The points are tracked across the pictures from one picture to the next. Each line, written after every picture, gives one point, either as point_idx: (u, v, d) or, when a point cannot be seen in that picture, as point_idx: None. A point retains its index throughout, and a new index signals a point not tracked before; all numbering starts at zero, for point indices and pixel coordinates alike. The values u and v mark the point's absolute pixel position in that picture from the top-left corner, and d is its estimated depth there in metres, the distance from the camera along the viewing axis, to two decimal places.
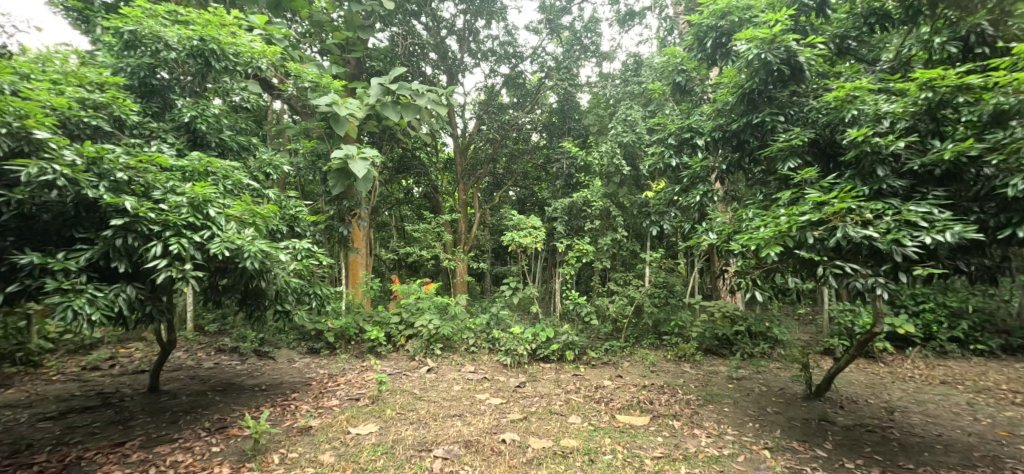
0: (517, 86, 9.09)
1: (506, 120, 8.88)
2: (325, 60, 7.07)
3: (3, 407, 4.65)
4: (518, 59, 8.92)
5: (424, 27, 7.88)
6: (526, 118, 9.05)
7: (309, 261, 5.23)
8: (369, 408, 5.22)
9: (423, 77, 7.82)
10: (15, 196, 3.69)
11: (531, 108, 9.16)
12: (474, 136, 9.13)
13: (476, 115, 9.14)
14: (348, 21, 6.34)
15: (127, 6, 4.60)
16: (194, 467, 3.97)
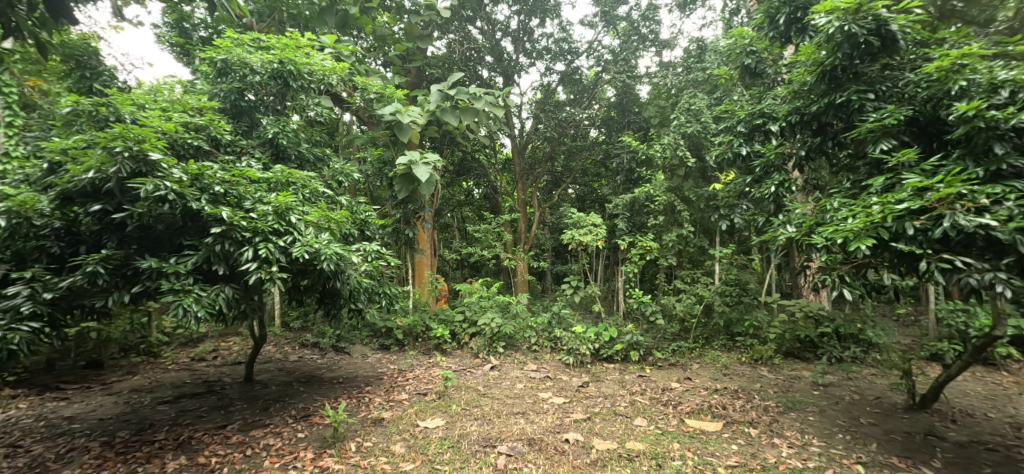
0: (574, 83, 9.07)
1: (562, 118, 9.00)
2: (387, 71, 7.47)
3: (134, 392, 5.42)
4: (573, 56, 8.88)
5: (480, 31, 8.04)
6: (583, 114, 9.00)
7: (379, 262, 5.57)
8: (435, 403, 5.45)
9: (480, 80, 8.00)
10: (136, 210, 4.27)
11: (588, 104, 9.11)
12: (532, 135, 9.22)
13: (532, 115, 9.25)
14: (408, 32, 6.63)
15: (219, 38, 5.21)
16: (283, 450, 4.39)
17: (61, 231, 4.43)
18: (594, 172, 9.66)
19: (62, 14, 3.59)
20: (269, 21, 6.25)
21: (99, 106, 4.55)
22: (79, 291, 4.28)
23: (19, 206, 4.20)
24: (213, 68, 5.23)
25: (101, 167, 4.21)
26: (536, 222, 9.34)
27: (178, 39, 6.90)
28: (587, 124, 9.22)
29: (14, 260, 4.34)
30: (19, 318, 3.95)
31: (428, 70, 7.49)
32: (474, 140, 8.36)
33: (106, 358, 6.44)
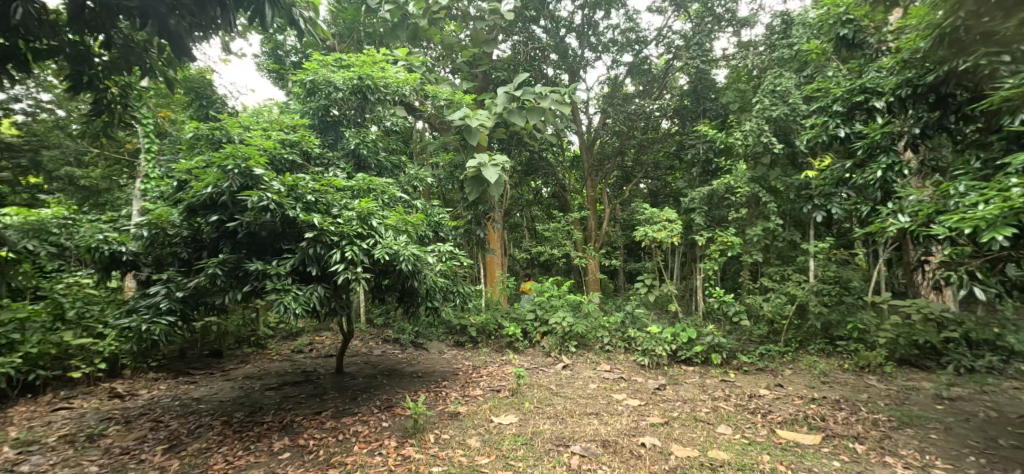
0: (642, 73, 8.92)
1: (631, 111, 8.64)
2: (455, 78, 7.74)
3: (248, 379, 6.16)
4: (642, 45, 8.55)
5: (544, 30, 8.01)
6: (653, 105, 8.60)
7: (452, 262, 5.82)
8: (509, 400, 5.57)
9: (546, 79, 7.98)
10: (245, 218, 4.75)
11: (659, 94, 8.77)
12: (599, 130, 9.13)
13: (600, 110, 9.15)
14: (474, 38, 6.69)
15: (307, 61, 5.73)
16: (369, 437, 4.76)
17: (188, 239, 5.07)
18: (667, 164, 9.28)
19: (184, 54, 4.24)
20: (349, 40, 7.46)
21: (214, 130, 5.19)
22: (202, 290, 4.87)
23: (156, 219, 4.91)
24: (303, 88, 5.83)
25: (218, 182, 4.71)
26: (607, 219, 9.37)
27: (274, 65, 7.86)
28: (658, 115, 8.77)
29: (154, 264, 5.09)
30: (158, 312, 4.66)
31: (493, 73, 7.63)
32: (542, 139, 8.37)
33: (226, 347, 7.39)
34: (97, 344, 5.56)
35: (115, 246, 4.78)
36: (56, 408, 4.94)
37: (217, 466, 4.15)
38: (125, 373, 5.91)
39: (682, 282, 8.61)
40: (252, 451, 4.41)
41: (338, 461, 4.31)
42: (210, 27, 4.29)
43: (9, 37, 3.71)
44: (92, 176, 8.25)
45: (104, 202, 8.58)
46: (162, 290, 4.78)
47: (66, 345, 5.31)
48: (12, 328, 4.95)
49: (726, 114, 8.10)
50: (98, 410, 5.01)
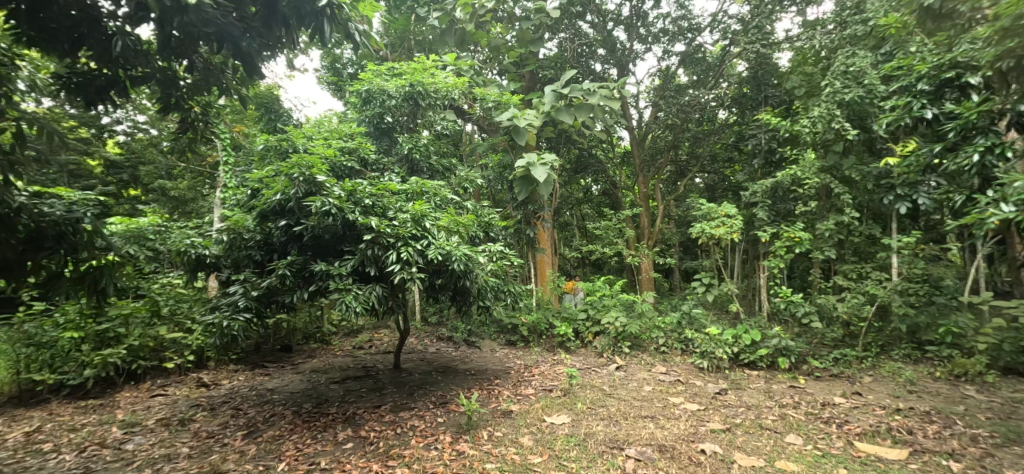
0: (697, 62, 8.42)
1: (686, 102, 8.18)
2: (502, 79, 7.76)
3: (315, 372, 6.59)
4: (696, 33, 8.16)
5: (591, 25, 7.83)
6: (708, 96, 8.15)
7: (503, 261, 5.90)
8: (561, 400, 5.55)
9: (593, 75, 7.85)
10: (309, 223, 4.95)
11: (715, 83, 8.20)
12: (651, 124, 8.85)
13: (652, 103, 8.89)
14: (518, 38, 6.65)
15: (362, 72, 6.14)
16: (426, 431, 4.93)
17: (261, 242, 5.39)
18: (726, 157, 9.03)
19: (254, 72, 4.61)
20: (400, 50, 7.91)
21: (282, 141, 5.58)
22: (274, 289, 5.15)
23: (234, 225, 5.32)
24: (360, 98, 6.21)
25: (285, 190, 5.04)
26: (660, 216, 9.11)
27: (333, 77, 8.41)
28: (714, 105, 8.36)
29: (232, 265, 5.43)
30: (236, 309, 4.97)
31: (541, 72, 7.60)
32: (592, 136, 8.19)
33: (295, 342, 7.94)
34: (186, 338, 6.18)
35: (200, 249, 5.25)
36: (154, 394, 5.57)
37: (288, 453, 4.47)
38: (209, 364, 6.54)
39: (744, 281, 8.16)
40: (319, 440, 4.71)
41: (396, 453, 4.49)
42: (277, 47, 4.75)
43: (110, 66, 4.25)
44: (180, 188, 9.15)
45: (192, 210, 9.48)
46: (240, 289, 5.10)
47: (161, 338, 6.00)
48: (117, 323, 5.64)
49: (791, 100, 7.46)
50: (187, 397, 5.57)
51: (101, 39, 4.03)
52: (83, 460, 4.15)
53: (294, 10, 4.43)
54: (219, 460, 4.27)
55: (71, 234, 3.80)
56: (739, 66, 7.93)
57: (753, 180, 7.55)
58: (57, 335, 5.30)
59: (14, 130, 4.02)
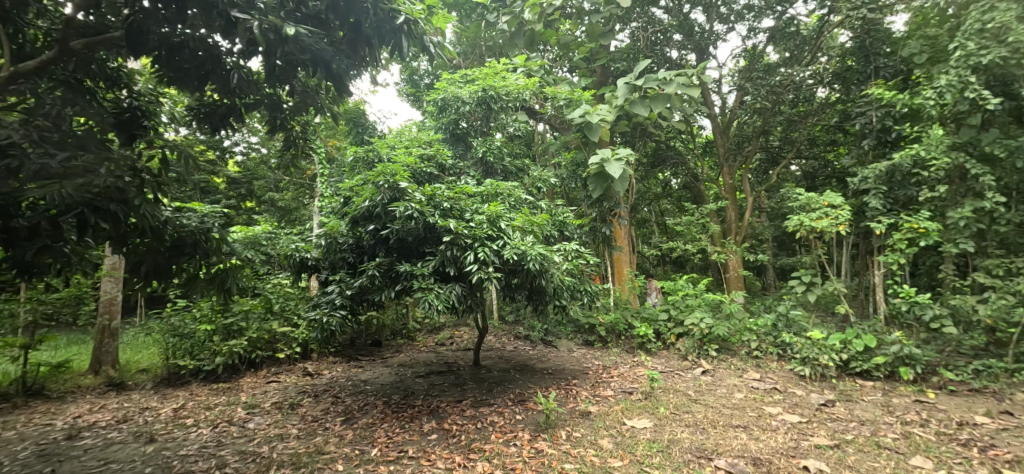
0: (789, 37, 7.84)
1: (776, 83, 7.47)
2: (573, 76, 7.75)
3: (402, 366, 7.05)
4: (786, 5, 7.55)
5: (665, 9, 7.47)
6: (806, 73, 7.37)
7: (579, 261, 5.90)
8: (642, 403, 5.39)
9: (670, 63, 7.50)
10: (393, 227, 5.25)
11: (812, 58, 7.50)
12: (736, 109, 8.11)
13: (737, 87, 8.25)
14: (589, 33, 6.51)
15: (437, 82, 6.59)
16: (505, 428, 5.04)
17: (353, 246, 5.80)
18: (828, 140, 8.23)
19: (344, 91, 5.06)
20: (472, 57, 8.77)
21: (369, 152, 6.04)
22: (364, 288, 5.44)
23: (330, 231, 5.77)
24: (437, 106, 6.66)
25: (373, 197, 5.35)
26: (749, 209, 8.48)
27: (412, 90, 9.24)
28: (813, 83, 7.49)
29: (330, 267, 5.85)
30: (333, 307, 5.34)
31: (613, 65, 7.44)
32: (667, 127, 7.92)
33: (384, 338, 8.52)
34: (294, 332, 6.94)
35: (301, 253, 5.74)
36: (269, 380, 6.34)
37: (380, 439, 4.83)
38: (313, 357, 7.29)
39: (852, 280, 7.30)
40: (407, 430, 5.02)
41: (477, 447, 4.64)
42: (362, 66, 5.20)
43: (229, 96, 4.94)
44: (286, 199, 10.25)
45: (296, 218, 10.59)
46: (336, 288, 5.45)
47: (274, 332, 6.82)
48: (240, 318, 6.52)
49: (906, 70, 6.59)
50: (295, 384, 6.26)
51: (221, 74, 4.73)
52: (216, 434, 4.83)
53: (376, 30, 4.86)
54: (321, 442, 4.72)
55: (204, 241, 4.51)
56: (842, 36, 7.44)
57: (863, 164, 6.65)
58: (195, 327, 6.27)
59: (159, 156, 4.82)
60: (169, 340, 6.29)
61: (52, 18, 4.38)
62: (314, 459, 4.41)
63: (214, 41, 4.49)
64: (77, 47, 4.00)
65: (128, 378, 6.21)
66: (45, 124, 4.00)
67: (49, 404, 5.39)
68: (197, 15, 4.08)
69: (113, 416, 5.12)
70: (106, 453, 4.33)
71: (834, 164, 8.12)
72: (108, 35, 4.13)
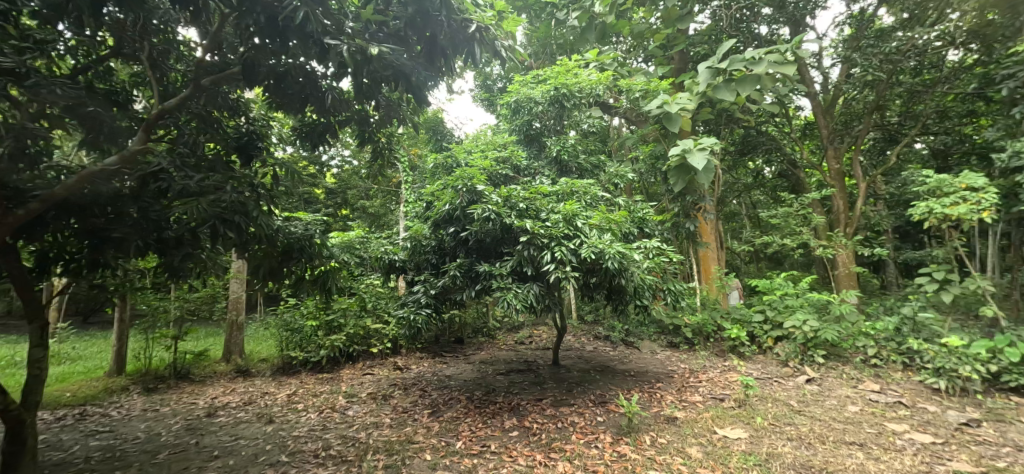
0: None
1: (893, 50, 6.64)
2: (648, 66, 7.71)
3: (483, 363, 7.32)
4: None
5: None
6: (928, 37, 6.46)
7: (661, 258, 5.75)
8: (736, 412, 5.02)
9: (760, 40, 7.23)
10: (472, 228, 5.42)
11: (937, 17, 6.49)
12: (843, 85, 7.39)
13: (842, 59, 7.34)
14: (665, 19, 5.80)
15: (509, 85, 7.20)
16: (586, 429, 4.97)
17: (436, 248, 6.06)
18: (965, 110, 7.15)
19: (423, 101, 5.29)
20: (545, 56, 9.25)
21: (447, 158, 6.34)
22: (447, 288, 5.67)
23: (415, 234, 6.10)
24: (510, 109, 7.24)
25: (452, 200, 5.57)
26: (862, 196, 7.65)
27: (485, 94, 10.26)
28: (940, 46, 6.55)
29: (416, 267, 6.17)
30: (420, 306, 5.62)
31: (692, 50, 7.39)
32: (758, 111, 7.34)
33: (466, 336, 8.83)
34: (385, 328, 7.53)
35: (389, 255, 6.15)
36: (366, 372, 6.91)
37: (464, 433, 5.03)
38: (405, 352, 7.84)
39: (1003, 276, 6.15)
40: (489, 425, 5.17)
41: (558, 447, 4.64)
42: (439, 76, 5.39)
43: (324, 115, 5.46)
44: (375, 205, 11.19)
45: (385, 223, 11.49)
46: (421, 288, 5.75)
47: (368, 328, 7.45)
48: (338, 315, 7.27)
49: None
50: (387, 377, 6.78)
51: (317, 94, 5.19)
52: (322, 419, 5.38)
53: (450, 40, 5.05)
54: (411, 432, 5.04)
55: (309, 246, 5.03)
56: None
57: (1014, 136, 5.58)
58: (303, 323, 7.08)
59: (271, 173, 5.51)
60: (282, 334, 7.15)
61: (187, 60, 5.16)
62: (405, 447, 4.73)
63: (311, 68, 4.98)
64: (205, 84, 4.64)
65: (252, 365, 7.16)
66: (185, 151, 4.76)
67: (194, 386, 6.44)
68: (297, 46, 4.55)
69: (241, 399, 5.96)
70: (236, 430, 5.04)
71: (971, 140, 7.07)
72: (227, 71, 4.77)
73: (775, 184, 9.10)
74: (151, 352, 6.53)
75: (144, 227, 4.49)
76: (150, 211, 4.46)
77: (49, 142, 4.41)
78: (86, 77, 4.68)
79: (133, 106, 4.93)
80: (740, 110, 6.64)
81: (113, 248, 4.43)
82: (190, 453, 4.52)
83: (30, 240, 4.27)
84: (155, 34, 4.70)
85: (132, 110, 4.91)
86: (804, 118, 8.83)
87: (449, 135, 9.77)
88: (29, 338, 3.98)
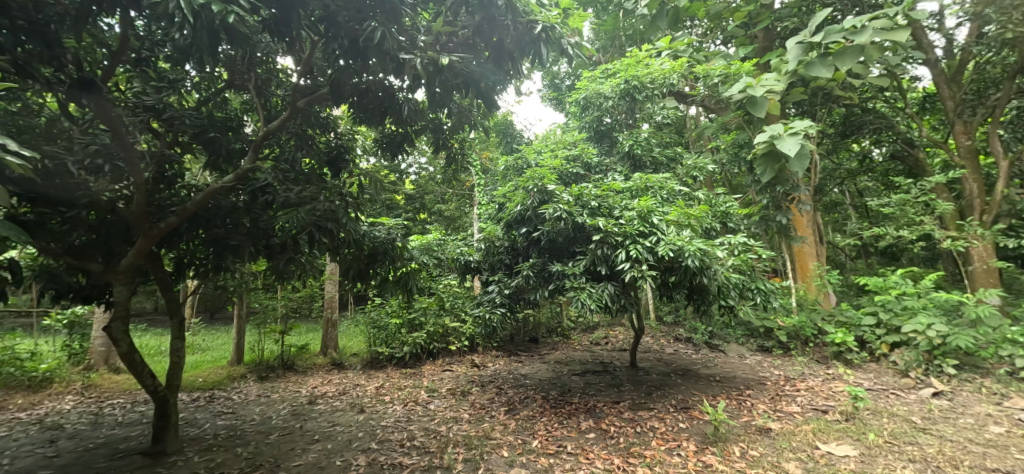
0: None
1: None
2: (729, 48, 7.45)
3: (558, 363, 7.39)
4: None
5: None
6: None
7: (748, 255, 5.39)
8: (843, 426, 4.48)
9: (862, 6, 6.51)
10: (544, 228, 5.43)
11: None
12: (974, 48, 6.38)
13: (972, 17, 6.33)
14: None
15: (579, 81, 7.61)
16: (667, 435, 4.75)
17: (509, 248, 6.16)
18: None
19: (493, 106, 5.39)
20: (613, 49, 9.10)
21: (518, 159, 6.56)
22: (522, 288, 5.75)
23: (489, 235, 6.29)
24: (579, 106, 7.68)
25: (524, 201, 5.64)
26: (1003, 178, 6.63)
27: (553, 93, 10.46)
28: None
29: (490, 268, 6.31)
30: (495, 305, 5.76)
31: (780, 26, 6.87)
32: (861, 85, 6.62)
33: (540, 335, 8.93)
34: (462, 327, 7.92)
35: (464, 256, 6.37)
36: (446, 369, 7.26)
37: (541, 432, 5.05)
38: (486, 349, 8.17)
39: None
40: (565, 426, 5.14)
41: (637, 452, 4.48)
42: (508, 80, 5.44)
43: (402, 126, 5.82)
44: (450, 209, 11.88)
45: (460, 225, 12.10)
46: (496, 288, 5.88)
47: (447, 326, 7.88)
48: (420, 313, 7.76)
49: None
50: (465, 374, 7.05)
51: (395, 107, 5.51)
52: (407, 411, 5.74)
53: (517, 44, 5.03)
54: (489, 428, 5.18)
55: (392, 249, 5.41)
56: None
57: None
58: (388, 320, 7.61)
59: (357, 183, 6.07)
60: (371, 331, 7.69)
61: (285, 85, 5.75)
62: (483, 442, 4.86)
63: (389, 82, 5.28)
64: (300, 106, 5.14)
65: (345, 359, 7.82)
66: (287, 167, 5.35)
67: (296, 375, 7.22)
68: (376, 64, 4.82)
69: (336, 389, 6.58)
70: (334, 417, 5.57)
71: None
72: (317, 92, 5.21)
73: (888, 168, 8.03)
74: (263, 344, 7.44)
75: (255, 235, 5.12)
76: (260, 221, 5.08)
77: (181, 165, 5.18)
78: (207, 107, 5.41)
79: (244, 129, 5.61)
80: (836, 87, 6.00)
81: (231, 254, 5.11)
82: (295, 435, 5.08)
83: (170, 248, 5.05)
84: (259, 65, 5.34)
85: (243, 133, 5.60)
86: (920, 89, 7.73)
87: (518, 136, 10.07)
88: (171, 331, 4.68)
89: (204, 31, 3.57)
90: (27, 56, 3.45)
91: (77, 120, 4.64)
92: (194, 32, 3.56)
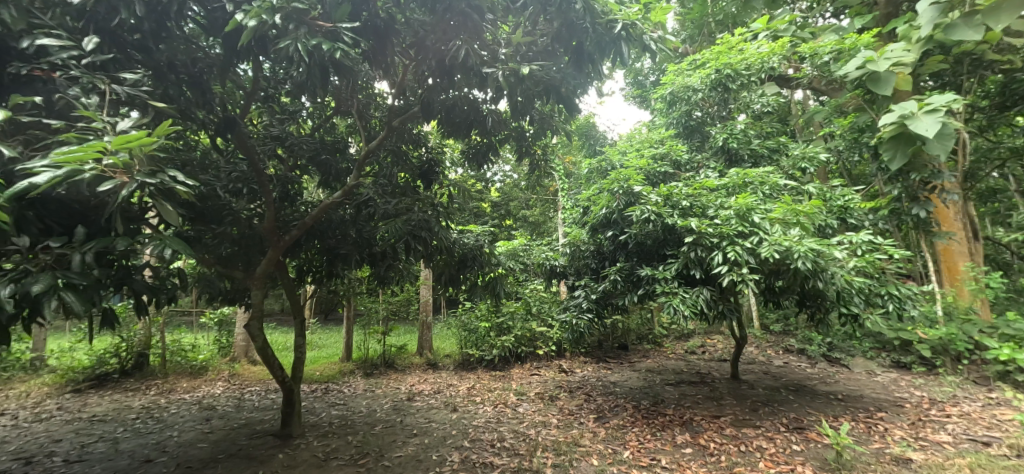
0: None
1: None
2: (840, 20, 7.01)
3: (651, 371, 7.10)
4: None
5: None
6: None
7: (874, 255, 4.65)
8: (1012, 463, 3.64)
9: None
10: (632, 231, 5.18)
11: None
12: None
13: None
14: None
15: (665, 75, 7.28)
16: (778, 458, 4.23)
17: (596, 252, 6.02)
18: None
19: (574, 110, 5.31)
20: (700, 38, 8.42)
21: (603, 162, 6.47)
22: (609, 293, 5.60)
23: (574, 239, 6.29)
24: (665, 101, 7.35)
25: (609, 204, 5.51)
26: None
27: (637, 91, 10.16)
28: None
29: (575, 273, 6.28)
30: (581, 310, 5.65)
31: None
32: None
33: (630, 342, 8.70)
34: (549, 331, 8.03)
35: (550, 261, 6.41)
36: (534, 373, 7.38)
37: (632, 443, 4.83)
38: (575, 354, 8.16)
39: None
40: (658, 438, 4.87)
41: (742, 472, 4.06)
42: (589, 82, 5.32)
43: (487, 137, 6.02)
44: (536, 214, 12.15)
45: (545, 230, 12.25)
46: (582, 293, 5.78)
47: (534, 330, 8.03)
48: (509, 317, 8.01)
49: None
50: (554, 378, 7.09)
51: (479, 118, 5.68)
52: (496, 412, 5.90)
53: (597, 45, 4.85)
54: (577, 435, 5.09)
55: (480, 255, 5.64)
56: None
57: None
58: (478, 323, 7.95)
59: (447, 193, 6.46)
60: (462, 333, 8.06)
61: (382, 107, 6.31)
62: (572, 449, 4.79)
63: (473, 96, 5.46)
64: (396, 125, 5.55)
65: (440, 360, 8.27)
66: (386, 181, 5.85)
67: (398, 373, 7.81)
68: (462, 79, 5.05)
69: (432, 387, 6.98)
70: (429, 414, 5.92)
71: None
72: (410, 111, 5.60)
73: None
74: (368, 343, 8.19)
75: (361, 244, 5.68)
76: (365, 231, 5.62)
77: (301, 185, 5.93)
78: (319, 132, 6.14)
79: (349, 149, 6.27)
80: (988, 50, 4.99)
81: (342, 262, 5.71)
82: (396, 428, 5.49)
83: (293, 257, 5.77)
84: (362, 91, 5.98)
85: (348, 153, 6.26)
86: None
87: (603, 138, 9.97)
88: (294, 329, 5.32)
89: (316, 68, 3.87)
90: (189, 103, 4.15)
91: (222, 152, 5.54)
92: (308, 69, 3.90)
